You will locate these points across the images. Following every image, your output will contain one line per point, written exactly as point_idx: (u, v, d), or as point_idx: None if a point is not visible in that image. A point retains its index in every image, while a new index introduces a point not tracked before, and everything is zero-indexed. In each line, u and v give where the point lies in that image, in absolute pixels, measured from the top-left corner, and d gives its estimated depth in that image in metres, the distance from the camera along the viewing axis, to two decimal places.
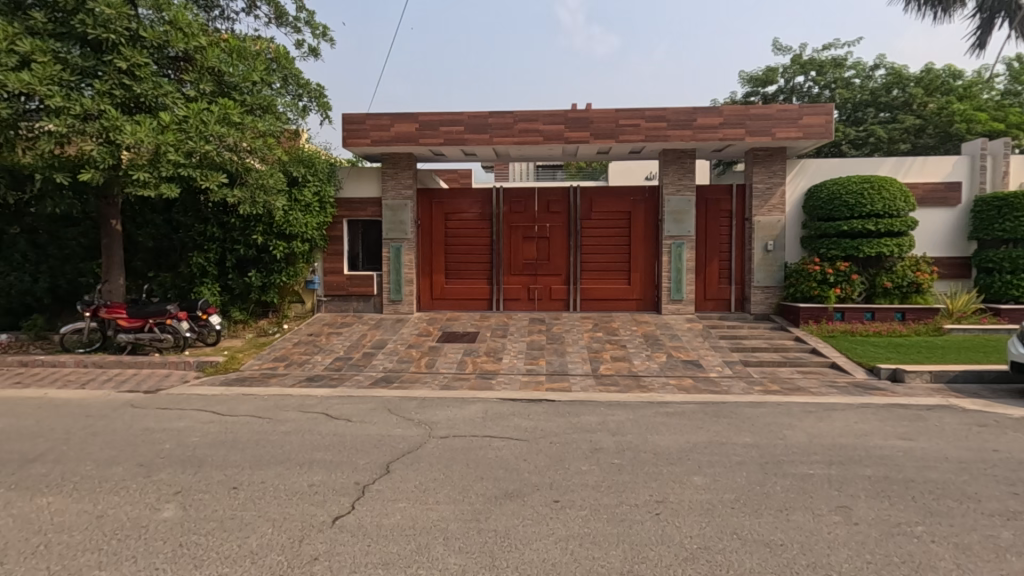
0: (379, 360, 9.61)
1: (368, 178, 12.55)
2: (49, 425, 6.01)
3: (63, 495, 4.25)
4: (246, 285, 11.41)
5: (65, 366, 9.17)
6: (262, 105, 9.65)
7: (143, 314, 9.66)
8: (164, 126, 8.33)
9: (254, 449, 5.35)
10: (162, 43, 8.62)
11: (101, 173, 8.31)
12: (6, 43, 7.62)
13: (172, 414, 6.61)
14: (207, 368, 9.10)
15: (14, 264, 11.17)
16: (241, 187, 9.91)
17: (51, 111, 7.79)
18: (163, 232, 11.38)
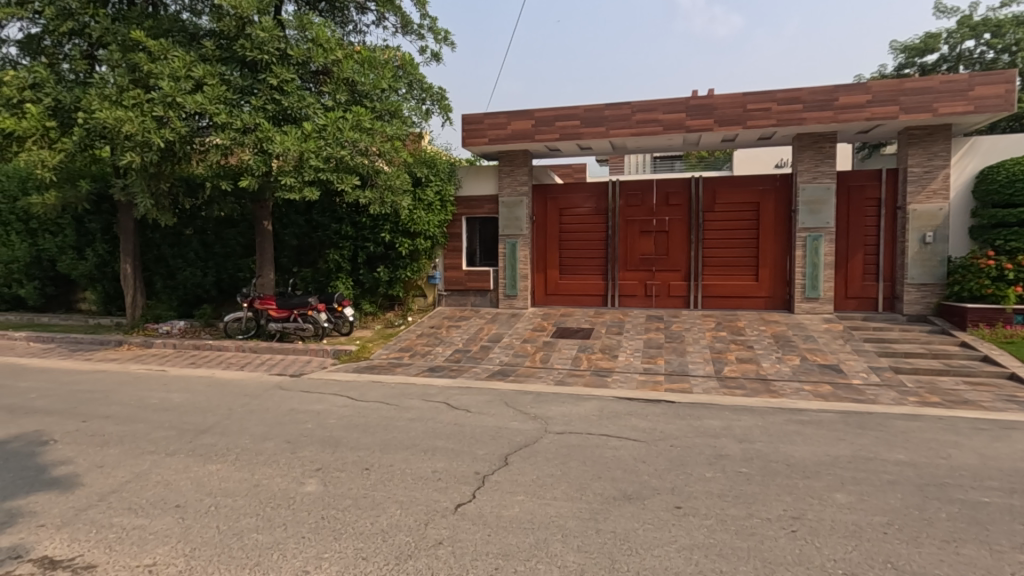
0: (496, 353, 9.85)
1: (486, 176, 12.88)
2: (216, 402, 6.90)
3: (228, 463, 4.85)
4: (375, 280, 12.30)
5: (228, 350, 10.49)
6: (391, 110, 10.25)
7: (290, 305, 10.77)
8: (307, 135, 9.23)
9: (383, 433, 5.73)
10: (305, 59, 9.47)
11: (256, 180, 9.38)
12: (185, 69, 8.80)
13: (313, 397, 7.28)
14: (342, 356, 9.92)
15: (189, 261, 12.98)
16: (372, 189, 10.59)
17: (218, 126, 8.90)
18: (305, 231, 12.51)
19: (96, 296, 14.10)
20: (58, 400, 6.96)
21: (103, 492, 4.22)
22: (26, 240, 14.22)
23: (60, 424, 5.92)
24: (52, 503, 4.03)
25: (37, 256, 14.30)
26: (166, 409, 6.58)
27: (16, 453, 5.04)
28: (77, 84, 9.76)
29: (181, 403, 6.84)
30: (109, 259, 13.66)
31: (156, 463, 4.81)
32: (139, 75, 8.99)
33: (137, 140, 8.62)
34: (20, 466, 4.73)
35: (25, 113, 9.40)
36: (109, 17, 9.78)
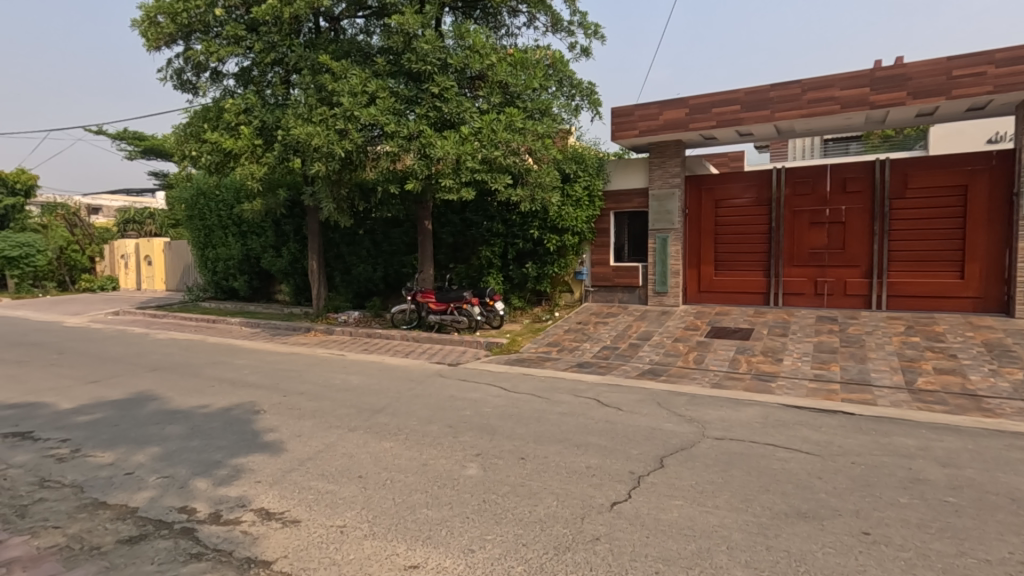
0: (645, 352, 9.57)
1: (635, 169, 12.55)
2: (387, 385, 7.63)
3: (399, 442, 5.32)
4: (524, 275, 12.68)
5: (394, 338, 11.53)
6: (541, 109, 10.49)
7: (447, 299, 11.53)
8: (464, 138, 9.78)
9: (536, 425, 5.87)
10: (463, 66, 10.02)
11: (420, 182, 10.15)
12: (362, 85, 9.78)
13: (470, 385, 7.71)
14: (494, 348, 10.37)
15: (362, 258, 14.48)
16: (523, 187, 10.87)
17: (388, 135, 9.79)
18: (460, 229, 13.22)
19: (289, 288, 16.38)
20: (265, 377, 8.20)
21: (302, 458, 4.88)
22: (238, 241, 16.95)
23: (268, 397, 6.97)
24: (265, 464, 4.75)
25: (246, 254, 16.97)
26: (347, 389, 7.42)
27: (237, 419, 6.03)
28: (276, 106, 11.35)
29: (358, 384, 7.68)
30: (299, 257, 15.77)
31: (341, 437, 5.45)
32: (324, 93, 10.18)
33: (324, 151, 9.80)
34: (241, 430, 5.65)
35: (240, 133, 11.17)
36: (302, 46, 11.23)
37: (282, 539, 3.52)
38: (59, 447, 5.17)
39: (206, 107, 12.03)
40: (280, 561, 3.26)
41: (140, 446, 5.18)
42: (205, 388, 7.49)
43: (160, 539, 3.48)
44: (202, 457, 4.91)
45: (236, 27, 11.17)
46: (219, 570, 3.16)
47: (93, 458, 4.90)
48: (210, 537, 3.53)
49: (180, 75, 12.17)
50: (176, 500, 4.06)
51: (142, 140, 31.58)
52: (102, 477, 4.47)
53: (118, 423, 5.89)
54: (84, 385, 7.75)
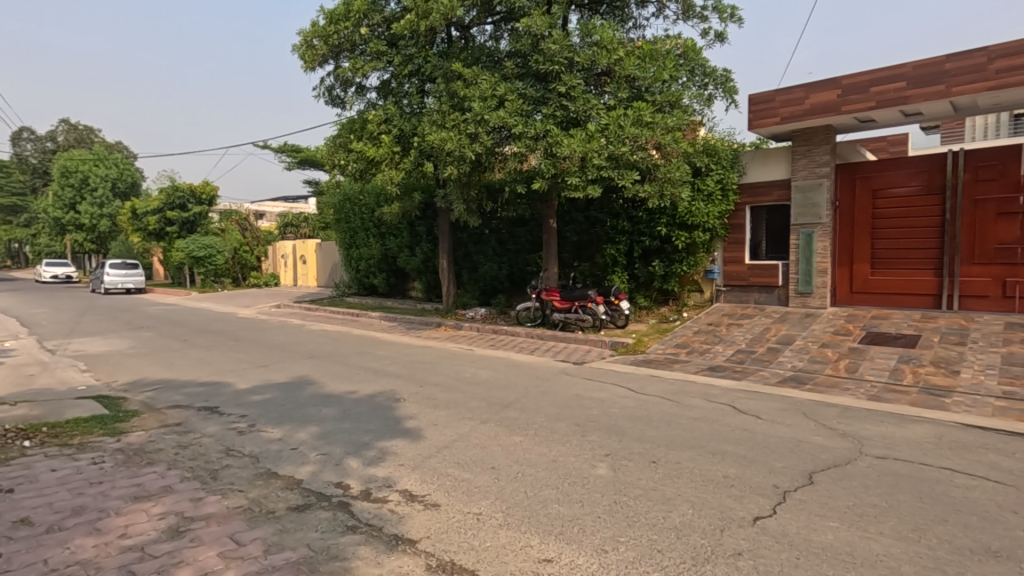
0: (787, 357, 8.82)
1: (775, 159, 11.61)
2: (514, 381, 7.82)
3: (528, 437, 5.42)
4: (650, 274, 12.31)
5: (519, 335, 11.79)
6: (671, 101, 10.14)
7: (572, 298, 11.54)
8: (590, 135, 9.72)
9: (667, 429, 5.66)
10: (590, 63, 9.95)
11: (546, 182, 10.24)
12: (491, 89, 10.05)
13: (595, 385, 7.65)
14: (620, 348, 10.18)
15: (488, 256, 14.97)
16: (651, 183, 10.53)
17: (515, 136, 9.98)
18: (584, 227, 13.09)
19: (422, 285, 17.46)
20: (403, 367, 8.81)
21: (439, 446, 5.15)
22: (377, 241, 18.35)
23: (406, 387, 7.47)
24: (406, 449, 5.10)
25: (385, 254, 18.35)
26: (477, 383, 7.73)
27: (380, 406, 6.54)
28: (413, 114, 12.10)
29: (487, 379, 7.96)
30: (431, 256, 16.71)
31: (474, 428, 5.68)
32: (456, 99, 10.65)
33: (456, 155, 10.23)
34: (384, 416, 6.12)
35: (381, 142, 12.06)
36: (436, 56, 11.88)
37: (425, 520, 3.75)
38: (239, 422, 5.97)
39: (352, 120, 13.15)
40: (424, 541, 3.48)
41: (302, 425, 5.81)
42: (352, 375, 8.23)
43: (321, 510, 3.88)
44: (352, 438, 5.39)
45: (378, 44, 12.10)
46: (371, 543, 3.44)
47: (265, 433, 5.59)
48: (362, 512, 3.86)
49: (331, 91, 13.43)
50: (332, 476, 4.50)
51: (298, 152, 35.42)
52: (273, 450, 5.08)
53: (283, 403, 6.66)
54: (256, 368, 8.88)
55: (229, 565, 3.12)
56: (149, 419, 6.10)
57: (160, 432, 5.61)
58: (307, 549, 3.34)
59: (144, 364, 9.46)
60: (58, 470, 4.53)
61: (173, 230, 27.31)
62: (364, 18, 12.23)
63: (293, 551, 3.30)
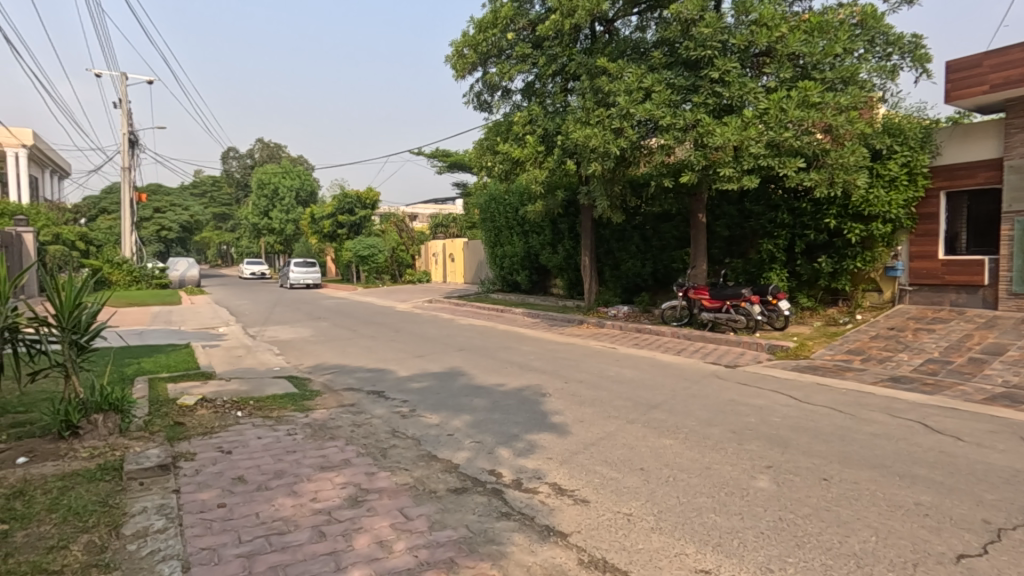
0: (996, 370, 7.43)
1: (981, 135, 9.85)
2: (662, 382, 7.56)
3: (678, 440, 5.21)
4: (815, 271, 11.14)
5: (664, 334, 11.38)
6: (845, 77, 9.16)
7: (722, 297, 10.83)
8: (747, 122, 9.04)
9: (839, 444, 5.08)
10: (748, 44, 9.28)
11: (696, 174, 9.69)
12: (638, 82, 9.77)
13: (752, 390, 7.11)
14: (779, 352, 9.35)
15: (631, 253, 14.62)
16: (819, 170, 9.50)
17: (662, 129, 9.56)
18: (737, 222, 12.16)
19: (564, 282, 17.63)
20: (547, 363, 8.97)
21: (586, 443, 5.17)
22: (521, 240, 18.87)
23: (551, 382, 7.60)
24: (554, 443, 5.19)
25: (527, 252, 18.82)
26: (622, 382, 7.61)
27: (527, 399, 6.73)
28: (556, 113, 12.22)
29: (633, 378, 7.81)
30: (573, 253, 16.78)
31: (620, 428, 5.60)
32: (600, 95, 10.50)
33: (600, 151, 10.06)
34: (532, 410, 6.29)
35: (526, 142, 12.37)
36: (580, 53, 11.89)
37: (575, 515, 3.79)
38: (402, 406, 6.54)
39: (499, 122, 13.66)
40: (575, 535, 3.51)
41: (456, 413, 6.20)
42: (500, 369, 8.58)
43: (477, 495, 4.09)
44: (502, 429, 5.61)
45: (524, 47, 12.43)
46: (525, 531, 3.56)
47: (425, 418, 6.05)
48: (515, 501, 4.01)
49: (479, 97, 14.08)
50: (486, 463, 4.73)
51: (448, 157, 37.72)
52: (433, 435, 5.48)
53: (439, 392, 7.15)
54: (414, 358, 9.65)
55: (400, 536, 3.44)
56: (329, 399, 6.93)
57: (338, 411, 6.35)
58: (467, 530, 3.55)
59: (322, 350, 10.76)
60: (262, 438, 5.34)
61: (343, 232, 30.69)
62: (511, 22, 12.63)
63: (454, 531, 3.53)
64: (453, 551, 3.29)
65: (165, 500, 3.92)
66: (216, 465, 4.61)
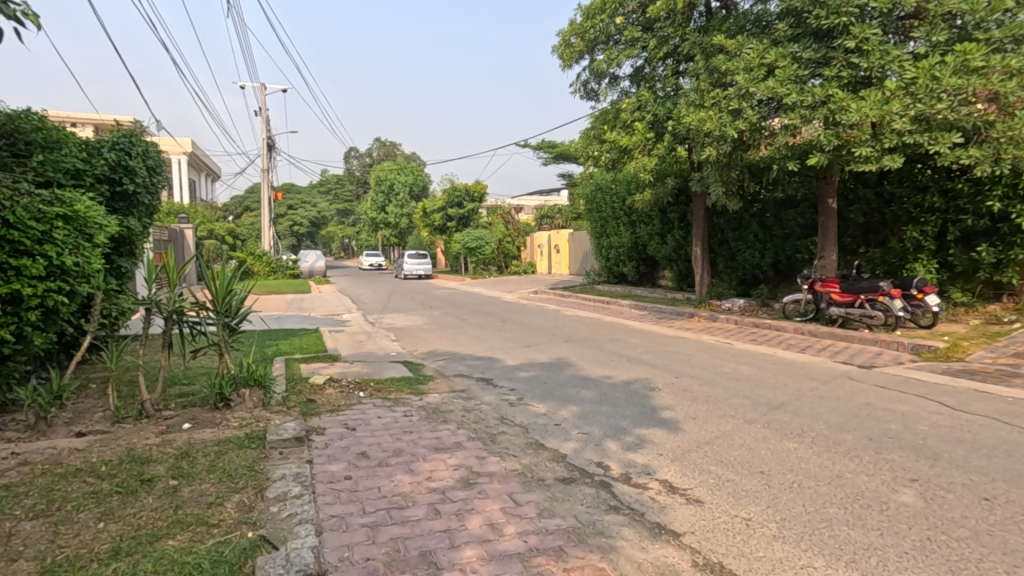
0: None
1: None
2: (784, 381, 7.03)
3: (804, 444, 4.82)
4: (973, 262, 9.80)
5: (786, 331, 10.58)
6: (1018, 35, 7.96)
7: (856, 290, 9.80)
8: (890, 95, 8.08)
9: (1007, 460, 4.41)
10: (892, 6, 8.31)
11: (826, 156, 8.80)
12: (758, 58, 9.06)
13: (893, 394, 6.39)
14: (925, 353, 8.32)
15: (749, 243, 13.71)
16: (981, 145, 8.25)
17: (787, 107, 8.78)
18: (875, 207, 10.93)
19: (674, 274, 16.97)
20: (657, 357, 8.69)
21: (701, 441, 4.95)
22: (628, 230, 18.37)
23: (661, 377, 7.37)
24: (665, 439, 5.02)
25: (635, 242, 18.32)
26: (739, 379, 7.19)
27: (636, 393, 6.58)
28: (667, 97, 11.69)
29: (751, 376, 7.35)
30: (684, 243, 16.07)
31: (738, 427, 5.29)
32: (716, 75, 9.87)
33: (715, 135, 9.43)
34: (641, 403, 6.13)
35: (634, 129, 11.95)
36: (694, 33, 11.32)
37: (688, 515, 3.64)
38: (510, 394, 6.68)
39: (606, 111, 13.37)
40: (688, 536, 3.38)
41: (564, 403, 6.21)
42: (607, 361, 8.45)
43: (585, 486, 4.07)
44: (610, 422, 5.53)
45: (634, 30, 12.02)
46: (635, 526, 3.49)
47: (533, 407, 6.13)
48: (624, 495, 3.93)
49: (586, 85, 13.85)
50: (594, 455, 4.69)
51: (554, 148, 37.76)
52: (541, 424, 5.54)
53: (547, 382, 7.20)
54: (521, 348, 9.80)
55: (510, 520, 3.51)
56: (442, 384, 7.25)
57: (450, 396, 6.62)
58: (575, 520, 3.55)
59: (435, 338, 11.27)
60: (383, 417, 5.71)
61: (453, 224, 31.87)
62: (620, 7, 12.23)
63: (563, 520, 3.54)
64: (563, 540, 3.29)
65: (300, 469, 4.32)
66: (343, 441, 5.01)
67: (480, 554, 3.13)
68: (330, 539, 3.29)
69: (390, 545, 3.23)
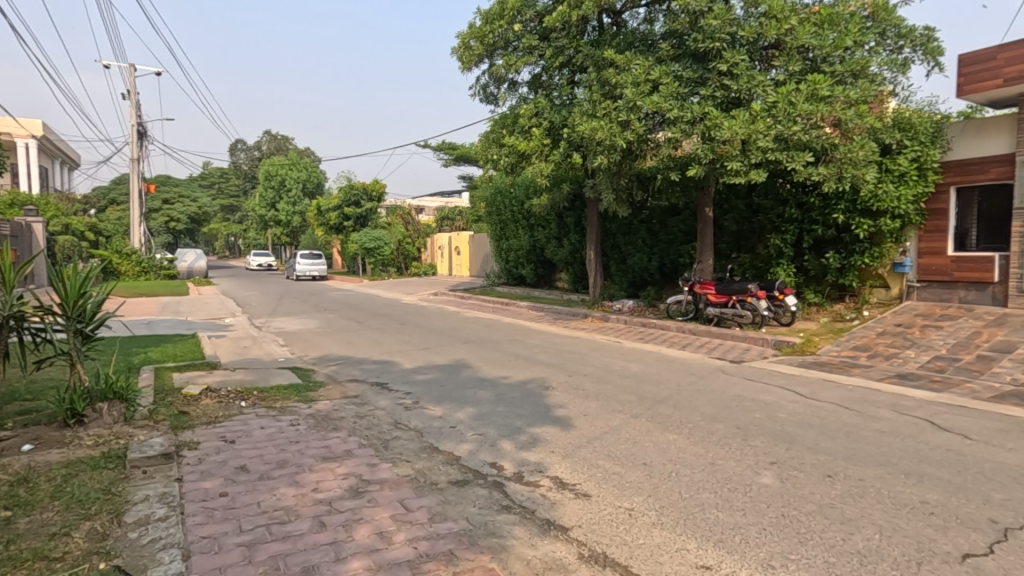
0: (1004, 368, 7.51)
1: (996, 131, 9.89)
2: (668, 377, 7.54)
3: (682, 435, 5.20)
4: (823, 267, 11.12)
5: (670, 329, 11.35)
6: (855, 71, 9.14)
7: (729, 291, 10.74)
8: (755, 116, 8.95)
9: (846, 441, 5.05)
10: (757, 36, 9.23)
11: (703, 168, 9.57)
12: (645, 74, 9.63)
13: (758, 386, 7.08)
14: (784, 348, 9.31)
15: (638, 247, 14.54)
16: (828, 164, 9.38)
17: (670, 122, 9.45)
18: (745, 216, 12.04)
19: (570, 276, 17.56)
20: (552, 356, 8.95)
21: (590, 437, 5.16)
22: (526, 233, 18.77)
23: (556, 375, 7.60)
24: (557, 436, 5.18)
25: (533, 245, 18.75)
26: (627, 376, 7.61)
27: (532, 392, 6.72)
28: (563, 106, 12.10)
29: (638, 373, 7.79)
30: (579, 247, 16.70)
31: (625, 422, 5.58)
32: (607, 87, 10.35)
33: (606, 144, 9.90)
34: (536, 402, 6.29)
35: (532, 135, 12.23)
36: (587, 45, 11.82)
37: (576, 509, 3.78)
38: (406, 398, 6.55)
39: (504, 115, 13.55)
40: (576, 530, 3.51)
41: (461, 405, 6.20)
42: (505, 362, 8.56)
43: (478, 487, 4.09)
44: (506, 422, 5.60)
45: (531, 38, 12.29)
46: (526, 524, 3.56)
47: (429, 410, 6.06)
48: (516, 494, 4.00)
49: (486, 89, 13.97)
50: (488, 456, 4.73)
51: (454, 149, 37.67)
52: (436, 427, 5.49)
53: (444, 384, 7.15)
54: (419, 351, 9.65)
55: (400, 527, 3.44)
56: (333, 390, 6.94)
57: (342, 402, 6.37)
58: (467, 523, 3.55)
59: (328, 342, 10.77)
60: (266, 428, 5.35)
61: (349, 224, 30.72)
62: (518, 14, 12.47)
63: (455, 523, 3.53)
64: (454, 544, 3.28)
65: (167, 488, 3.94)
66: (219, 455, 4.63)
67: (368, 564, 3.04)
68: (198, 563, 3.03)
69: (269, 564, 3.03)
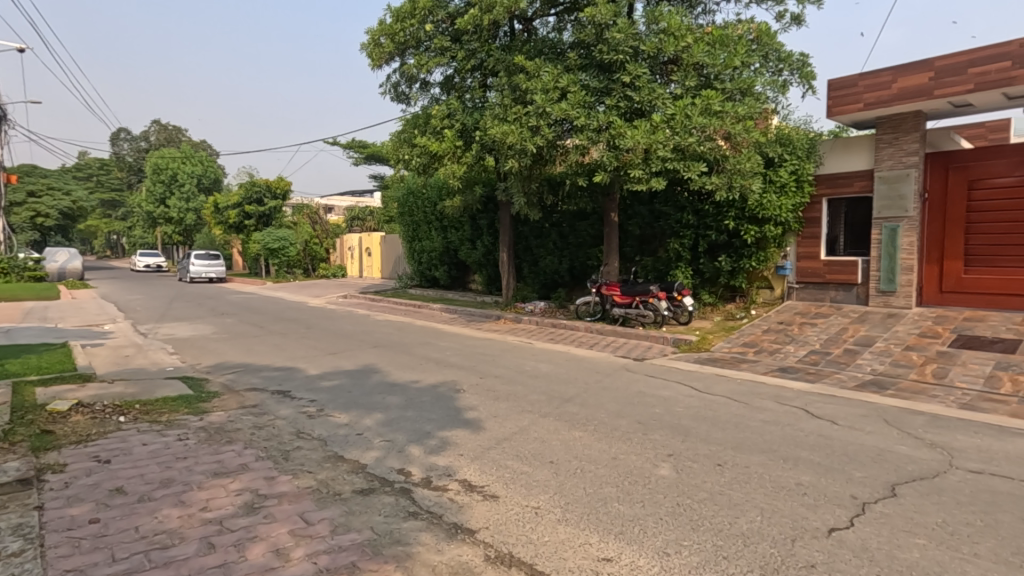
0: (866, 360, 8.46)
1: (859, 149, 11.14)
2: (576, 376, 7.76)
3: (588, 432, 5.37)
4: (716, 269, 11.96)
5: (578, 329, 11.72)
6: (743, 88, 9.93)
7: (633, 292, 11.26)
8: (655, 126, 9.46)
9: (735, 431, 5.45)
10: (657, 52, 9.75)
11: (608, 175, 9.98)
12: (554, 82, 9.89)
13: (659, 383, 7.47)
14: (683, 345, 9.91)
15: (549, 250, 14.88)
16: (719, 174, 10.11)
17: (577, 129, 9.79)
18: (648, 221, 12.67)
19: (483, 278, 17.60)
20: (464, 359, 8.92)
21: (499, 438, 5.19)
22: (439, 234, 18.61)
23: (467, 378, 7.59)
24: (467, 439, 5.16)
25: (447, 247, 18.63)
26: (537, 376, 7.74)
27: (442, 396, 6.66)
28: (476, 108, 12.13)
29: (548, 373, 7.96)
30: (492, 249, 16.82)
31: (533, 422, 5.68)
32: (518, 92, 10.51)
33: (517, 148, 10.05)
34: (446, 406, 6.23)
35: (444, 136, 12.16)
36: (498, 50, 11.92)
37: (484, 511, 3.78)
38: (309, 406, 6.26)
39: (416, 115, 13.36)
40: (483, 532, 3.51)
41: (368, 411, 6.02)
42: (416, 365, 8.42)
43: (385, 495, 3.99)
44: (416, 427, 5.51)
45: (443, 39, 12.21)
46: (433, 530, 3.51)
47: (334, 417, 5.83)
48: (423, 499, 3.94)
49: (397, 88, 13.70)
50: (396, 462, 4.62)
51: (364, 148, 36.61)
52: (341, 435, 5.29)
53: (351, 390, 6.91)
54: (326, 356, 9.27)
55: (299, 543, 3.27)
56: (229, 400, 6.49)
57: (238, 412, 5.97)
58: (371, 533, 3.45)
59: (225, 349, 10.06)
60: (148, 444, 4.90)
61: (250, 223, 28.92)
62: (429, 14, 12.34)
63: (359, 534, 3.42)
64: (356, 555, 3.17)
65: (23, 518, 3.49)
66: (91, 477, 4.18)
67: None
68: None
69: None
